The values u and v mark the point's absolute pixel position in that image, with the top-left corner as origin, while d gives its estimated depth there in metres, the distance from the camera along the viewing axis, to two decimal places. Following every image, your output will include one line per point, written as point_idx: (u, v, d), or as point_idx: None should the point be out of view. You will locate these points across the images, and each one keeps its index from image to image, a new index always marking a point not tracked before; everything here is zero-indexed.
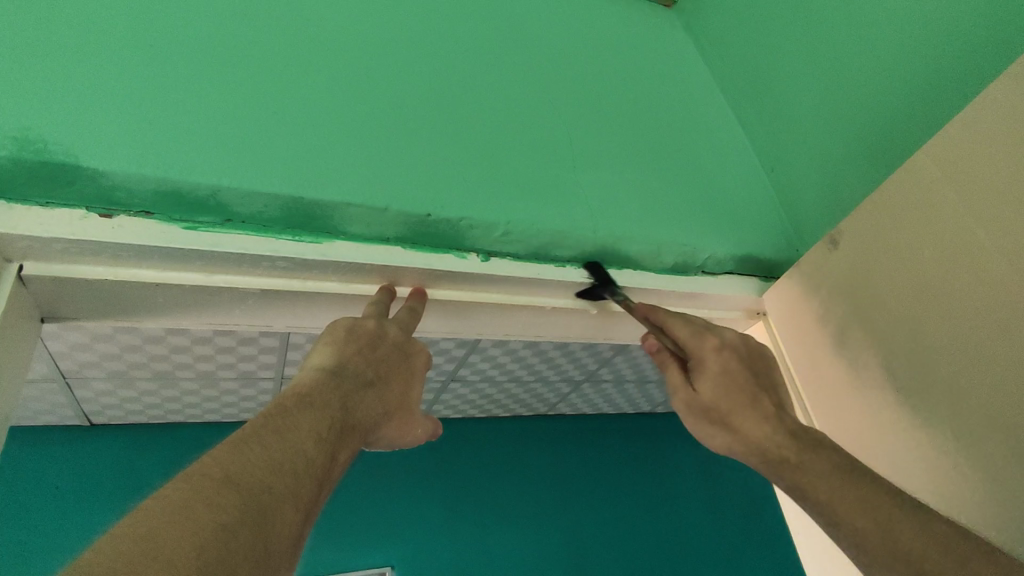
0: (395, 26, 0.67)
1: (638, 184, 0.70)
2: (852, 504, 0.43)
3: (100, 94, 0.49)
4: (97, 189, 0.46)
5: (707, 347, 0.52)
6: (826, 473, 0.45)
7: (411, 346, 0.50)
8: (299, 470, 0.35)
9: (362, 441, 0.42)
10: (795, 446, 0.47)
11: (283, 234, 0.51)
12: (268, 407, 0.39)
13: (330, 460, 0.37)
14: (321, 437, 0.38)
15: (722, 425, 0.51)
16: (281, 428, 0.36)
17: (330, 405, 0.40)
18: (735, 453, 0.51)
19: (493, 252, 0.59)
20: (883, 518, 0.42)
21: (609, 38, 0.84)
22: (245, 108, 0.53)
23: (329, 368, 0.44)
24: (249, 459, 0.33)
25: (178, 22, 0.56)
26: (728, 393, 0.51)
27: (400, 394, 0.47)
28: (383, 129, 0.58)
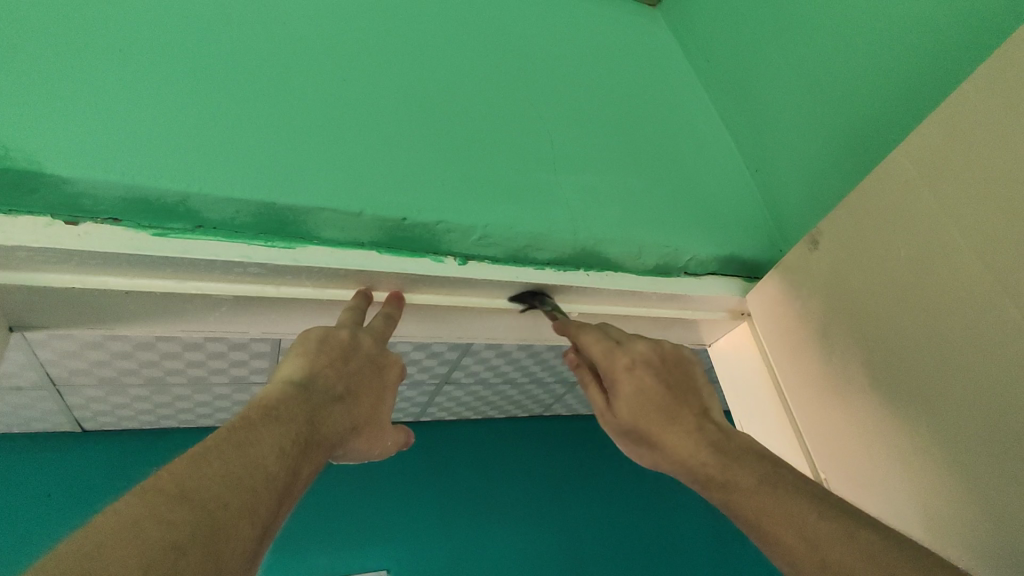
0: (372, 29, 0.67)
1: (619, 186, 0.70)
2: (776, 521, 0.41)
3: (66, 100, 0.48)
4: (62, 196, 0.45)
5: (619, 368, 0.51)
6: (749, 487, 0.43)
7: (382, 358, 0.49)
8: (258, 486, 0.34)
9: (328, 455, 0.42)
10: (720, 462, 0.46)
11: (255, 239, 0.50)
12: (232, 420, 0.38)
13: (293, 476, 0.37)
14: (283, 451, 0.37)
15: (646, 443, 0.50)
16: (243, 442, 0.36)
17: (296, 419, 0.40)
18: (668, 470, 0.49)
19: (471, 255, 0.59)
20: (808, 537, 0.40)
21: (591, 41, 0.84)
22: (216, 113, 0.53)
23: (297, 381, 0.43)
24: (206, 473, 0.33)
25: (151, 27, 0.55)
26: (646, 413, 0.50)
27: (371, 408, 0.47)
28: (357, 132, 0.58)
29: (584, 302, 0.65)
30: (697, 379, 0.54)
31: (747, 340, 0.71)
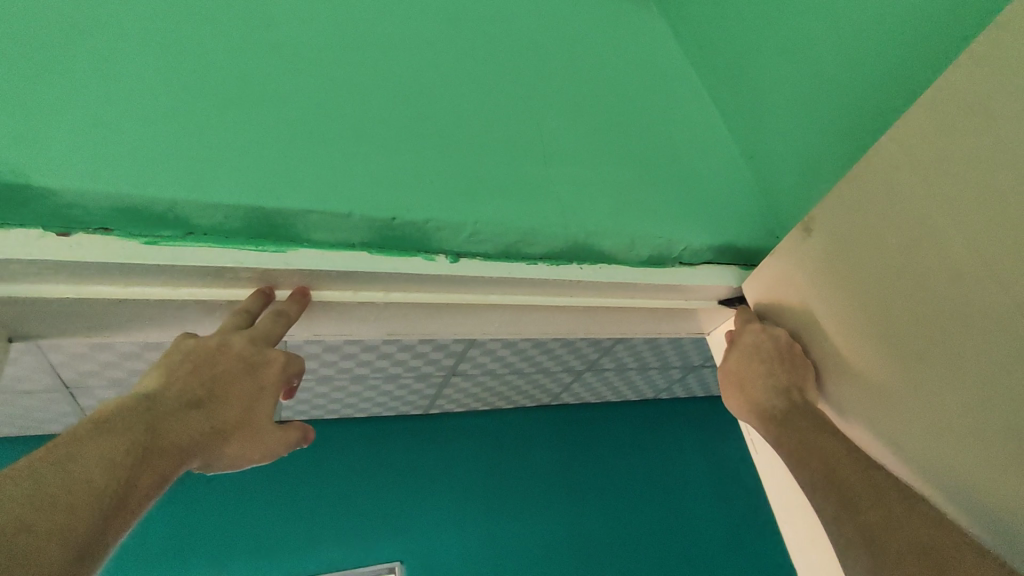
0: (356, 25, 0.67)
1: (611, 178, 0.70)
2: (814, 453, 0.50)
3: (54, 111, 0.48)
4: (53, 208, 0.46)
5: (749, 328, 0.63)
6: (801, 429, 0.52)
7: (259, 357, 0.48)
8: (75, 504, 0.35)
9: (180, 462, 0.42)
10: (790, 409, 0.55)
11: (246, 244, 0.51)
12: (56, 438, 0.39)
13: (123, 487, 0.38)
14: (113, 464, 0.38)
15: (739, 387, 0.61)
16: (61, 460, 0.36)
17: (132, 430, 0.40)
18: (749, 412, 0.60)
19: (463, 253, 0.59)
20: (832, 465, 0.48)
21: (578, 31, 0.83)
22: (203, 117, 0.53)
23: (148, 394, 0.44)
24: (10, 496, 0.33)
25: (132, 33, 0.55)
26: (749, 362, 0.61)
27: (242, 410, 0.46)
28: (345, 130, 0.58)
29: (578, 295, 0.65)
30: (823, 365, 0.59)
31: None
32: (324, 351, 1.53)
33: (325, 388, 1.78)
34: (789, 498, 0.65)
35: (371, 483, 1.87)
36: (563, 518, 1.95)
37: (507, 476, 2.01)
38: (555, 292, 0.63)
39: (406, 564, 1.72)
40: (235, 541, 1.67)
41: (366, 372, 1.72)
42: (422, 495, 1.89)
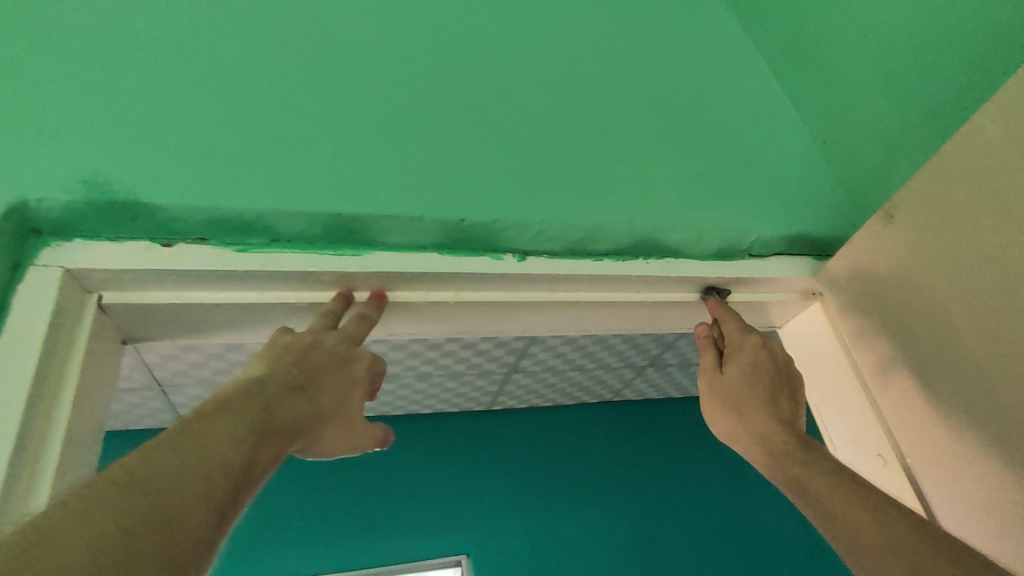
0: (417, 27, 0.68)
1: (677, 171, 0.69)
2: (850, 500, 0.44)
3: (154, 130, 0.52)
4: (158, 222, 0.50)
5: (747, 344, 0.59)
6: (825, 474, 0.47)
7: (350, 354, 0.52)
8: (214, 472, 0.38)
9: (289, 441, 0.45)
10: (802, 444, 0.50)
11: (326, 249, 0.54)
12: (187, 414, 0.41)
13: (250, 461, 0.40)
14: (240, 439, 0.40)
15: (735, 411, 0.55)
16: (196, 434, 0.39)
17: (251, 408, 0.43)
18: (742, 441, 0.54)
19: (531, 250, 0.60)
20: (878, 517, 0.42)
21: (640, 21, 0.82)
22: (280, 128, 0.56)
23: (257, 377, 0.46)
24: (160, 463, 0.36)
25: (219, 47, 0.58)
26: (748, 384, 0.56)
27: (337, 400, 0.49)
28: (413, 135, 0.60)
29: (643, 291, 0.65)
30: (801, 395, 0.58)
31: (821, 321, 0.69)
32: (391, 348, 1.59)
33: (393, 384, 1.84)
34: None
35: (438, 477, 1.92)
36: (628, 514, 1.93)
37: (571, 472, 2.01)
38: (621, 288, 0.64)
39: (472, 556, 1.75)
40: (312, 531, 1.75)
41: (431, 369, 1.77)
42: (487, 490, 1.92)
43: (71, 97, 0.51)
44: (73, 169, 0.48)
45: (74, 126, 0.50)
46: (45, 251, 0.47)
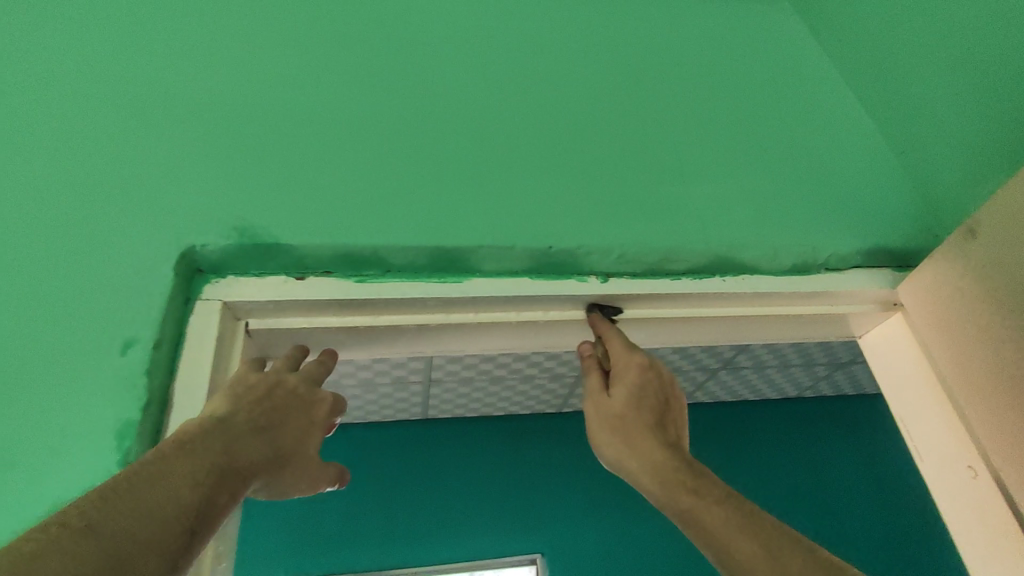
0: (498, 59, 0.72)
1: (752, 189, 0.71)
2: (741, 531, 0.47)
3: (281, 176, 0.60)
4: (293, 259, 0.58)
5: (634, 363, 0.59)
6: (715, 504, 0.49)
7: (311, 397, 0.54)
8: (170, 518, 0.38)
9: (246, 484, 0.45)
10: (690, 470, 0.52)
11: (431, 277, 0.61)
12: (145, 452, 0.41)
13: (207, 504, 0.40)
14: (199, 482, 0.41)
15: (625, 437, 0.56)
16: (156, 475, 0.39)
17: (213, 449, 0.43)
18: (628, 465, 0.55)
19: (612, 272, 0.65)
20: (769, 547, 0.45)
21: (712, 35, 0.84)
22: (384, 168, 0.62)
23: (218, 415, 0.47)
24: (117, 508, 0.36)
25: (333, 94, 0.65)
26: (637, 405, 0.57)
27: (295, 441, 0.50)
28: (500, 165, 0.65)
29: (719, 306, 0.69)
30: (679, 411, 0.60)
31: (901, 332, 0.71)
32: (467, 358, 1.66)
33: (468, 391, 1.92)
34: (954, 505, 0.63)
35: None
36: None
37: None
38: (696, 305, 0.68)
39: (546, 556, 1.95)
40: None
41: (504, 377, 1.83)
42: None
43: (215, 152, 0.60)
44: (226, 218, 0.57)
45: (222, 179, 0.59)
46: (207, 286, 0.57)
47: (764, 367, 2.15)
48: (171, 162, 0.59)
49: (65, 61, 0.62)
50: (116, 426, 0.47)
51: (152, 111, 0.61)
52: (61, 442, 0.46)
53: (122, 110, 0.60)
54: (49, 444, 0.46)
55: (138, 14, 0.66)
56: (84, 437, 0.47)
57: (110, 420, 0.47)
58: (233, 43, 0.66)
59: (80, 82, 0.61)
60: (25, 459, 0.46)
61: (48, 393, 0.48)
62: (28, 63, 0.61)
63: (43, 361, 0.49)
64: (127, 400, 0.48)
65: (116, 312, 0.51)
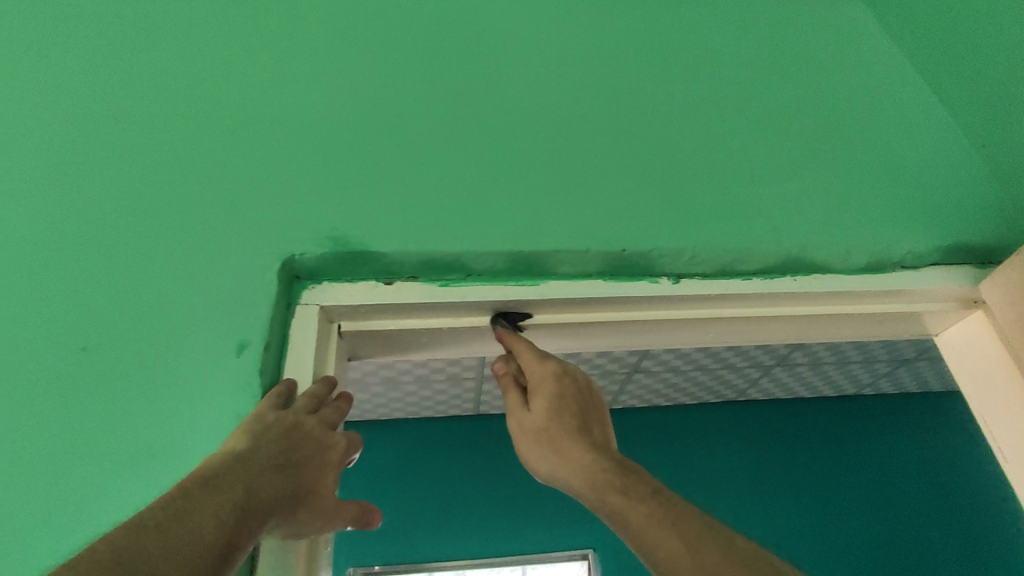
0: (563, 62, 0.73)
1: (824, 188, 0.71)
2: (669, 529, 0.46)
3: (367, 185, 0.63)
4: (382, 265, 0.62)
5: (550, 372, 0.58)
6: (642, 503, 0.48)
7: (328, 438, 0.53)
8: (194, 557, 0.40)
9: (265, 523, 0.45)
10: (618, 472, 0.51)
11: (510, 280, 0.64)
12: (172, 488, 0.43)
13: (228, 544, 0.42)
14: (222, 521, 0.42)
15: (551, 446, 0.54)
16: (181, 513, 0.41)
17: (235, 489, 0.44)
18: (556, 475, 0.53)
19: (684, 273, 0.66)
20: (693, 543, 0.46)
21: (780, 29, 0.83)
22: (463, 175, 0.65)
23: (236, 451, 0.47)
24: (146, 544, 0.39)
25: (412, 103, 0.67)
26: (560, 412, 0.55)
27: (313, 480, 0.50)
28: (572, 171, 0.67)
29: (789, 305, 0.69)
30: (603, 413, 0.59)
31: (982, 330, 0.70)
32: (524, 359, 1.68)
33: None
34: None
35: None
36: None
37: None
38: (768, 305, 0.69)
39: (598, 552, 1.97)
40: None
41: None
42: None
43: (303, 163, 0.63)
44: (320, 227, 0.60)
45: (315, 189, 0.62)
46: (304, 292, 0.61)
47: (823, 363, 2.10)
48: (266, 172, 0.62)
49: (162, 82, 0.66)
50: (235, 420, 0.52)
51: (243, 126, 0.64)
52: (189, 434, 0.51)
53: (219, 124, 0.64)
54: (180, 436, 0.51)
55: (227, 29, 0.70)
56: (210, 429, 0.51)
57: (231, 414, 0.52)
58: (316, 56, 0.69)
59: (177, 102, 0.65)
60: (158, 450, 0.51)
61: (175, 390, 0.53)
62: (135, 85, 0.66)
63: (167, 361, 0.54)
64: (245, 398, 0.53)
65: (227, 316, 0.56)
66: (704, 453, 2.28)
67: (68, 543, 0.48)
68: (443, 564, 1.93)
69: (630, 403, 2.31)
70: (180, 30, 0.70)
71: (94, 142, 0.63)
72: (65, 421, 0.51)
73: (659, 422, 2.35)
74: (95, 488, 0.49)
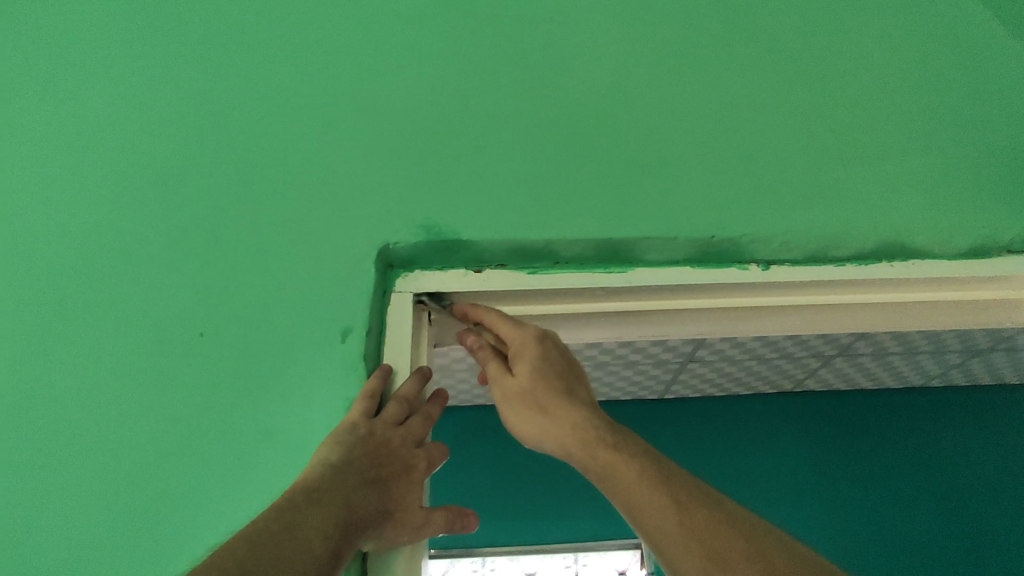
0: (646, 44, 0.72)
1: (920, 171, 0.68)
2: (658, 488, 0.47)
3: (458, 174, 0.64)
4: (472, 253, 0.63)
5: (531, 335, 0.56)
6: (634, 463, 0.49)
7: (414, 455, 0.53)
8: (305, 568, 0.43)
9: (362, 536, 0.48)
10: (610, 431, 0.51)
11: (597, 268, 0.64)
12: (281, 499, 0.46)
13: (333, 556, 0.45)
14: (327, 534, 0.45)
15: (538, 409, 0.53)
16: (291, 525, 0.45)
17: (335, 503, 0.47)
18: (545, 437, 0.52)
19: (773, 260, 0.66)
20: (683, 502, 0.46)
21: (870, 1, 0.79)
22: (550, 163, 0.65)
23: (333, 462, 0.49)
24: (263, 555, 0.42)
25: (494, 93, 0.68)
26: (544, 375, 0.53)
27: (404, 494, 0.52)
28: (659, 156, 0.66)
29: (886, 292, 0.68)
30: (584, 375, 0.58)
31: None
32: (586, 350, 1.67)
33: None
34: None
35: None
36: None
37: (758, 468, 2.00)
38: (863, 292, 0.67)
39: None
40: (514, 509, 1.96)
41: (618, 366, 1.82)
42: None
43: (395, 153, 0.64)
44: (414, 216, 0.62)
45: (408, 178, 0.63)
46: (400, 280, 0.63)
47: (889, 354, 2.02)
48: (360, 163, 0.64)
49: (254, 75, 0.68)
50: (344, 402, 0.54)
51: (335, 117, 0.66)
52: (303, 414, 0.54)
53: (309, 118, 0.66)
54: (295, 415, 0.54)
55: (310, 23, 0.71)
56: (321, 409, 0.54)
57: (341, 395, 0.54)
58: (401, 46, 0.70)
59: (271, 94, 0.67)
60: (275, 429, 0.53)
61: (286, 373, 0.55)
62: (226, 81, 0.68)
63: (277, 345, 0.56)
64: (352, 380, 0.55)
65: (330, 302, 0.58)
66: (763, 441, 2.25)
67: (201, 514, 0.51)
68: (499, 549, 1.97)
69: (685, 392, 2.28)
70: (263, 25, 0.71)
71: (195, 137, 0.66)
72: (188, 405, 0.55)
73: (712, 412, 2.31)
74: (221, 463, 0.53)
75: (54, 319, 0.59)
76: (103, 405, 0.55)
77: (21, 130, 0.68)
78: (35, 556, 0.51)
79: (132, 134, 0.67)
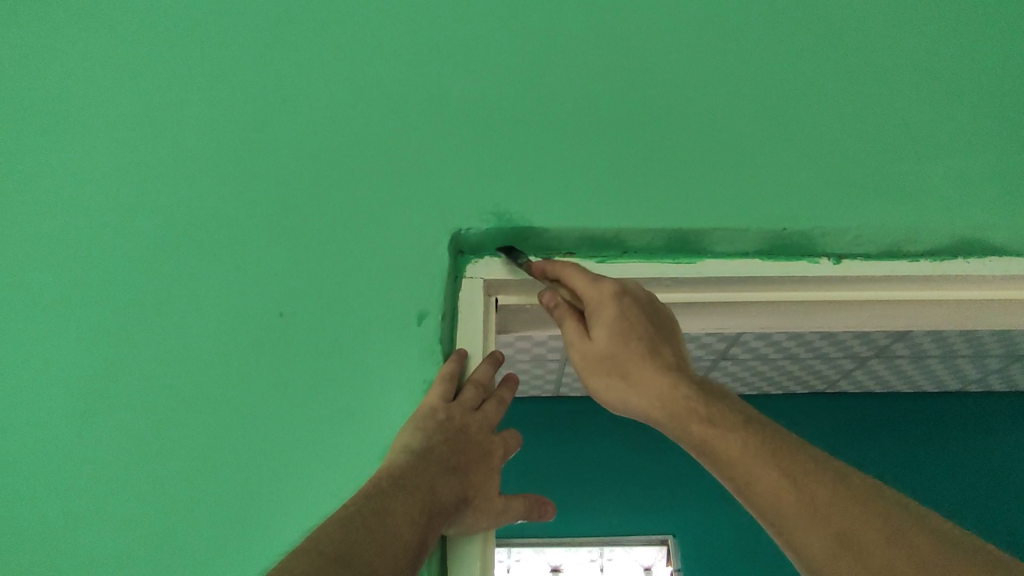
0: (715, 35, 0.71)
1: (996, 167, 0.67)
2: (757, 460, 0.46)
3: (527, 164, 0.64)
4: (542, 240, 0.63)
5: (606, 295, 0.53)
6: (734, 431, 0.48)
7: (490, 442, 0.54)
8: (398, 554, 0.44)
9: (444, 522, 0.49)
10: (700, 397, 0.50)
11: (666, 258, 0.64)
12: (368, 485, 0.47)
13: (421, 542, 0.46)
14: (415, 520, 0.46)
15: (621, 375, 0.53)
16: (380, 511, 0.45)
17: (422, 489, 0.47)
18: (632, 403, 0.53)
19: (845, 253, 0.65)
20: (792, 474, 0.45)
21: None
22: (619, 153, 0.65)
23: (416, 449, 0.49)
24: (357, 539, 0.43)
25: (563, 83, 0.68)
26: (623, 339, 0.52)
27: (482, 480, 0.52)
28: (730, 148, 0.66)
29: (960, 288, 0.66)
30: (674, 328, 0.57)
31: None
32: None
33: None
34: None
35: None
36: None
37: None
38: (936, 288, 0.66)
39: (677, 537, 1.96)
40: None
41: None
42: None
43: (465, 142, 0.65)
44: (485, 204, 0.62)
45: (479, 166, 0.64)
46: (469, 266, 0.63)
47: (928, 358, 1.98)
48: (431, 151, 0.64)
49: (325, 63, 0.69)
50: (421, 384, 0.55)
51: (406, 105, 0.66)
52: (380, 394, 0.55)
53: (378, 106, 0.66)
54: (372, 396, 0.55)
55: (377, 12, 0.72)
56: (398, 391, 0.55)
57: (418, 377, 0.55)
58: (470, 36, 0.70)
59: (342, 82, 0.68)
60: (353, 408, 0.55)
61: (363, 354, 0.56)
62: (296, 68, 0.69)
63: (353, 327, 0.57)
64: (428, 364, 0.56)
65: (405, 287, 0.58)
66: None
67: (282, 488, 0.53)
68: (526, 540, 1.97)
69: None
70: (332, 14, 0.72)
71: (268, 122, 0.67)
72: (269, 385, 0.56)
73: None
74: (301, 440, 0.54)
75: (137, 298, 0.61)
76: (185, 381, 0.57)
77: (98, 113, 0.70)
78: (127, 528, 0.53)
79: (206, 119, 0.68)
